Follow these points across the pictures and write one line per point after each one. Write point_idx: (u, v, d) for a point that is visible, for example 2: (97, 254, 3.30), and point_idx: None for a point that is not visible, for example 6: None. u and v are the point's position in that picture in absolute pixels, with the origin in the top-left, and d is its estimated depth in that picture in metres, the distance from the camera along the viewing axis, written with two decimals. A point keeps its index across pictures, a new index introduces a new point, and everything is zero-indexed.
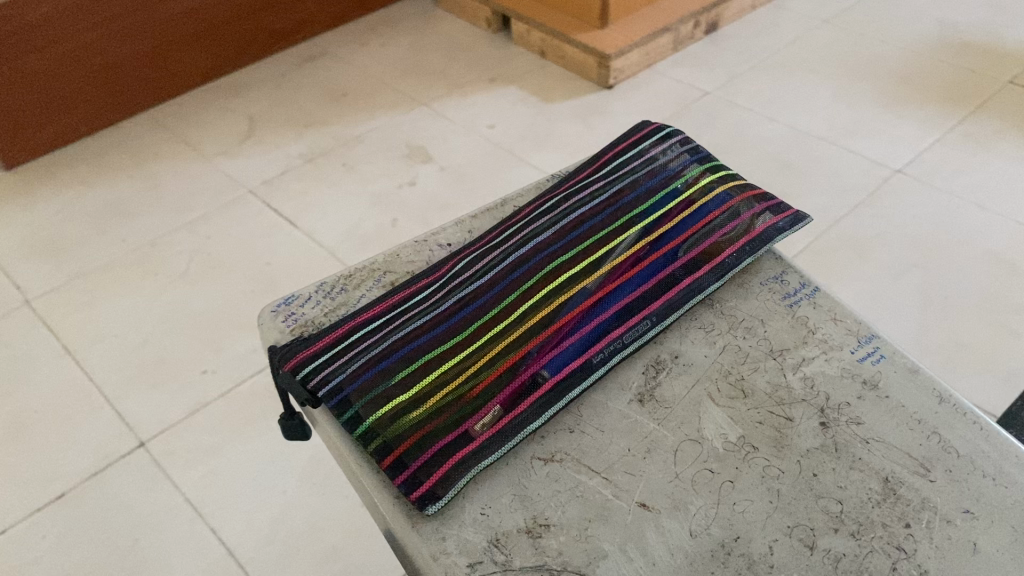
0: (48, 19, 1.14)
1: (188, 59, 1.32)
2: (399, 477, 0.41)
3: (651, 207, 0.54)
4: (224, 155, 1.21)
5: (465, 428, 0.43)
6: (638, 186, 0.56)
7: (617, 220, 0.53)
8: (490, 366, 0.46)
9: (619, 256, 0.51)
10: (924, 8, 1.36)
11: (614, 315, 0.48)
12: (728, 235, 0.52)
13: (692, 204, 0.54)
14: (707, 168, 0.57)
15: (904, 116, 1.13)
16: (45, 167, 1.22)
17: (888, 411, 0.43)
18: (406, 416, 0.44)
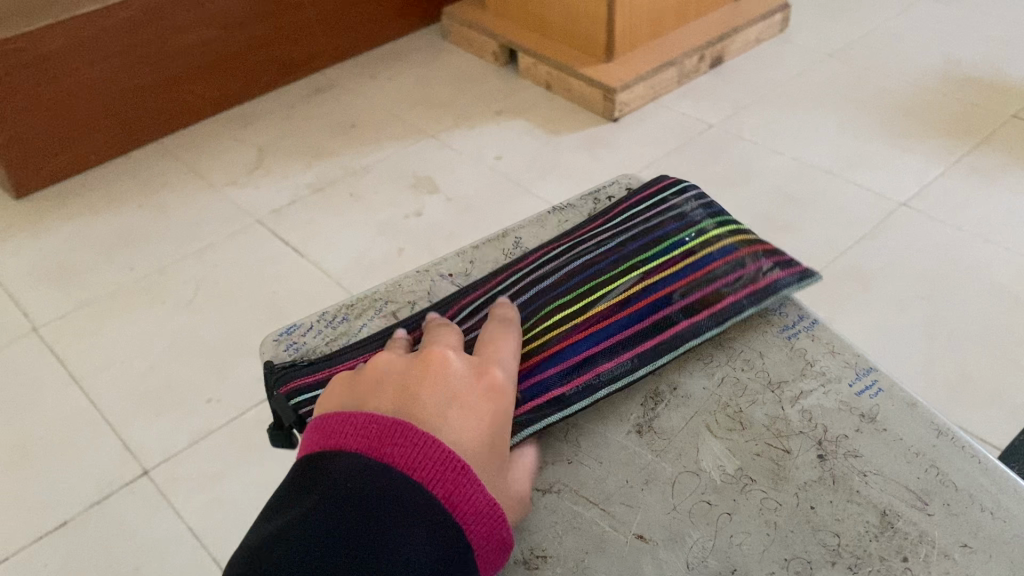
0: (60, 51, 1.15)
1: (200, 90, 1.34)
2: None
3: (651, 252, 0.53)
4: (233, 185, 1.22)
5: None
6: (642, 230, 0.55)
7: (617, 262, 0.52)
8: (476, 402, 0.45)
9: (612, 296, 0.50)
10: (928, 42, 1.37)
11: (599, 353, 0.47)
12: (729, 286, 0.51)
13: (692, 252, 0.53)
14: (719, 222, 0.55)
15: (909, 149, 1.14)
16: (56, 195, 1.23)
17: (886, 444, 0.43)
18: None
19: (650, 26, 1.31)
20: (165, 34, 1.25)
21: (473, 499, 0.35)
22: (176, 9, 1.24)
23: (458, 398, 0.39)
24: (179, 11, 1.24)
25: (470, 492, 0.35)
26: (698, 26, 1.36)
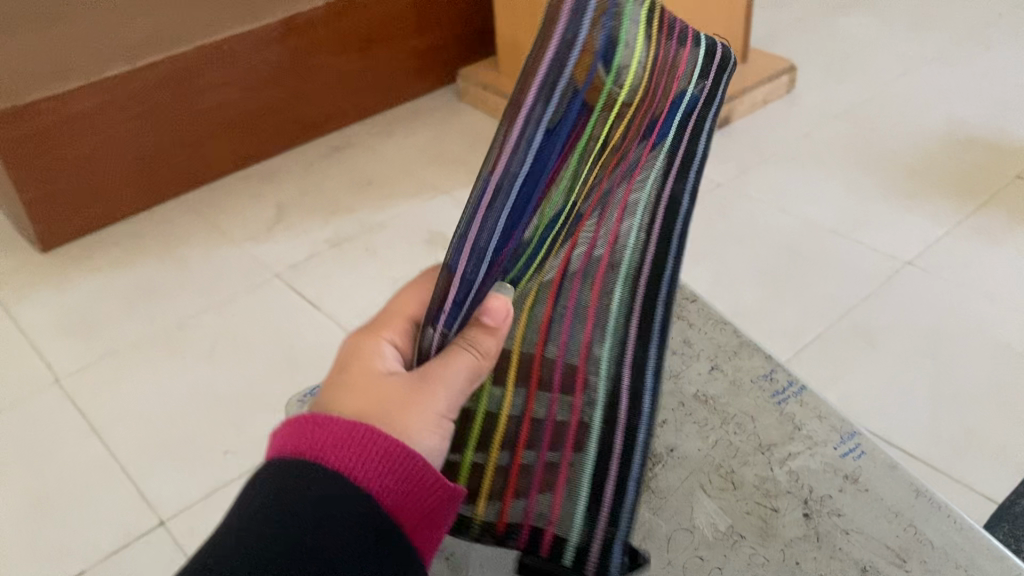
0: (89, 110, 1.20)
1: (222, 149, 1.38)
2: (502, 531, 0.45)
3: (647, 118, 0.42)
4: (253, 241, 1.25)
5: (529, 522, 0.45)
6: (678, 101, 0.44)
7: (670, 202, 0.47)
8: (500, 420, 0.45)
9: (623, 233, 0.46)
10: (933, 104, 1.40)
11: (565, 320, 0.45)
12: (567, 121, 0.36)
13: (623, 104, 0.39)
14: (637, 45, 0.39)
15: (914, 210, 1.16)
16: (80, 250, 1.27)
17: (866, 504, 0.50)
18: (473, 516, 0.45)
19: None
20: (190, 94, 1.29)
21: (317, 437, 0.37)
22: (202, 71, 1.29)
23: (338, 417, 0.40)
24: (204, 72, 1.29)
25: (314, 434, 0.37)
26: None
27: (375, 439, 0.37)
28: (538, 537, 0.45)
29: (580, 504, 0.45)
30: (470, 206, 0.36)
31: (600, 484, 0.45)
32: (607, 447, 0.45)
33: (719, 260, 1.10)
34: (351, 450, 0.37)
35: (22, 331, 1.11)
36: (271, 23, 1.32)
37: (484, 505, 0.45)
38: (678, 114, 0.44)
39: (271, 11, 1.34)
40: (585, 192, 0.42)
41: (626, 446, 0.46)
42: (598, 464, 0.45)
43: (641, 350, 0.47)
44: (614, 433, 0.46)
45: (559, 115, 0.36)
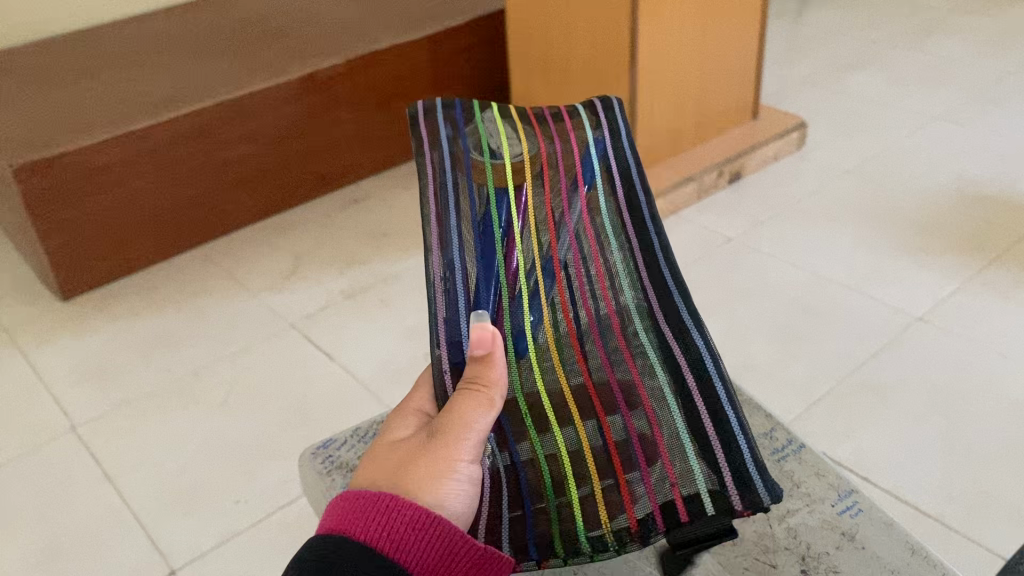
0: (113, 162, 1.23)
1: (242, 200, 1.40)
2: (632, 530, 0.53)
3: (557, 174, 0.66)
4: (269, 291, 1.27)
5: (657, 505, 0.53)
6: (590, 146, 0.67)
7: (630, 205, 0.66)
8: (582, 454, 0.57)
9: (605, 245, 0.65)
10: (942, 161, 1.41)
11: (595, 332, 0.63)
12: (473, 211, 0.64)
13: (524, 176, 0.66)
14: (525, 156, 0.66)
15: (924, 265, 1.16)
16: (99, 298, 1.29)
17: (862, 561, 0.54)
18: (605, 533, 0.54)
19: (670, 145, 1.41)
20: (212, 148, 1.32)
21: (349, 509, 0.43)
22: (224, 124, 1.32)
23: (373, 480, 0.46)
24: (227, 126, 1.32)
25: (346, 509, 0.43)
26: (718, 146, 1.44)
27: (397, 504, 0.43)
28: (674, 508, 0.53)
29: (692, 459, 0.53)
30: (432, 300, 0.61)
31: (698, 428, 0.54)
32: (687, 398, 0.56)
33: (729, 314, 1.11)
34: (374, 516, 0.42)
35: (39, 379, 1.13)
36: (291, 79, 1.35)
37: (608, 521, 0.54)
38: (593, 157, 0.67)
39: (293, 67, 1.38)
40: (539, 252, 0.64)
41: (698, 384, 0.56)
42: (688, 418, 0.55)
43: (666, 305, 0.61)
44: (687, 380, 0.57)
45: (464, 206, 0.64)
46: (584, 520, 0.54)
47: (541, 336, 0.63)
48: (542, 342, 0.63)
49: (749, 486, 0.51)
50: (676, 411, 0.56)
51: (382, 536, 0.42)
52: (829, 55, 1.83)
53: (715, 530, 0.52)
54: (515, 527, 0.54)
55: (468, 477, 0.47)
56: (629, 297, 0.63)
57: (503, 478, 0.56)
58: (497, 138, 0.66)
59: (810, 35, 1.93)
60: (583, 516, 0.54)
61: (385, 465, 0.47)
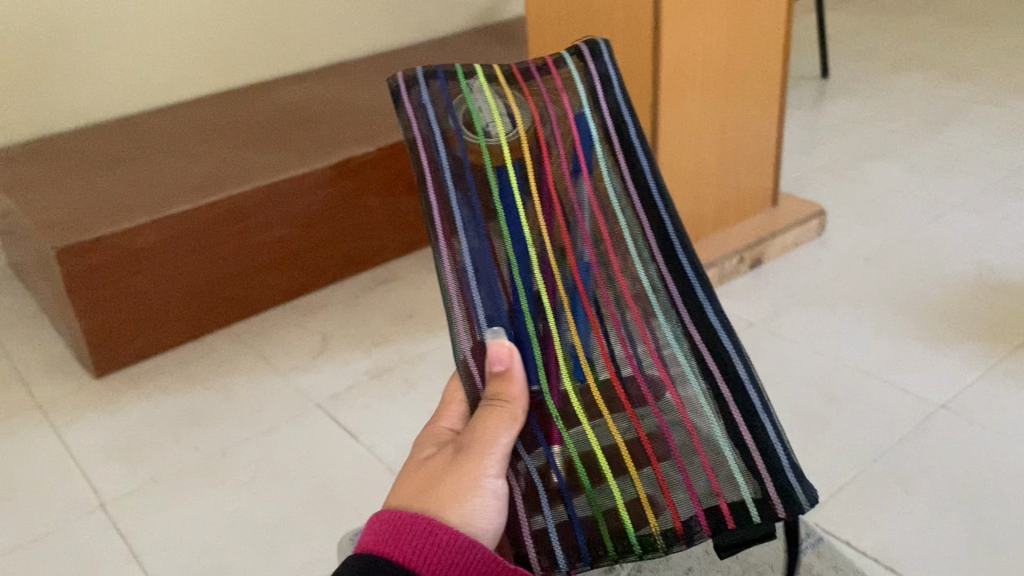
0: (152, 245, 1.28)
1: (273, 281, 1.44)
2: (678, 532, 0.60)
3: (559, 163, 0.73)
4: (297, 370, 1.30)
5: (700, 509, 0.61)
6: (583, 128, 0.73)
7: (633, 184, 0.73)
8: (616, 450, 0.64)
9: (611, 218, 0.72)
10: (962, 249, 1.43)
11: (615, 317, 0.69)
12: (477, 213, 0.70)
13: (524, 156, 0.72)
14: (519, 143, 0.72)
15: (947, 353, 1.17)
16: (132, 376, 1.32)
17: None
18: (652, 530, 0.61)
19: (693, 231, 1.44)
20: (246, 230, 1.36)
21: (387, 526, 0.51)
22: (259, 208, 1.36)
23: (411, 494, 0.55)
24: (262, 210, 1.36)
25: (380, 531, 0.51)
26: (739, 232, 1.47)
27: (432, 524, 0.52)
28: (719, 513, 0.60)
29: (736, 468, 0.61)
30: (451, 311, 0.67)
31: (735, 432, 0.62)
32: (720, 393, 0.64)
33: None
34: (411, 534, 0.51)
35: (71, 456, 1.15)
36: (326, 166, 1.40)
37: (653, 516, 0.61)
38: (588, 140, 0.73)
39: (327, 154, 1.43)
40: (553, 256, 0.71)
41: (730, 383, 0.64)
42: (723, 417, 0.63)
43: (683, 288, 0.69)
44: (717, 380, 0.64)
45: (466, 212, 0.70)
46: (627, 510, 0.62)
47: (566, 332, 0.69)
48: (564, 340, 0.69)
49: (791, 494, 0.59)
50: (708, 405, 0.64)
51: (418, 553, 0.50)
52: (846, 144, 1.87)
53: (759, 535, 0.60)
54: (563, 526, 0.62)
55: (496, 491, 0.57)
56: (647, 282, 0.70)
57: (539, 478, 0.63)
58: (490, 117, 0.71)
59: (827, 125, 1.97)
60: (627, 509, 0.62)
61: (424, 477, 0.56)
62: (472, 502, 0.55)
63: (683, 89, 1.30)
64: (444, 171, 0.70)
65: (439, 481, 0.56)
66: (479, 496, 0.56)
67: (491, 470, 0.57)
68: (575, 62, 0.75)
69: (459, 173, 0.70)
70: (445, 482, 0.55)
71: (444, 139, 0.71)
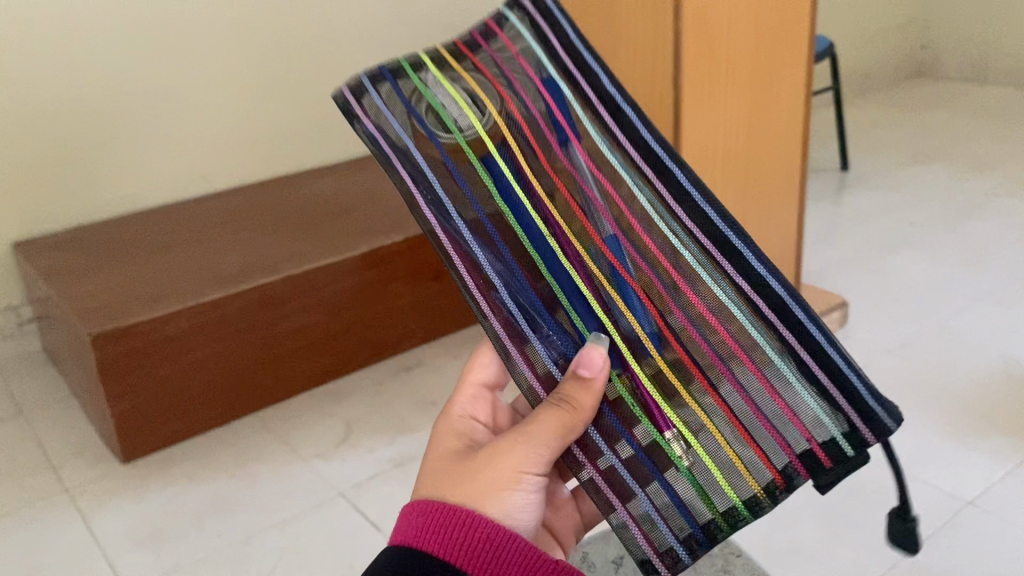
0: (183, 332, 1.30)
1: (299, 368, 1.46)
2: (785, 488, 0.57)
3: (547, 123, 0.65)
4: (321, 458, 1.30)
5: (793, 455, 0.57)
6: (551, 76, 0.65)
7: (621, 114, 0.64)
8: (687, 409, 0.60)
9: (615, 164, 0.64)
10: (986, 343, 1.42)
11: (655, 276, 0.62)
12: (484, 219, 0.63)
13: (503, 132, 0.64)
14: (499, 122, 0.65)
15: (974, 449, 1.16)
16: (159, 462, 1.33)
17: None
18: (756, 491, 0.57)
19: None
20: (276, 319, 1.39)
21: (429, 522, 0.56)
22: (288, 297, 1.39)
23: (443, 484, 0.60)
24: (292, 299, 1.39)
25: (415, 523, 0.57)
26: None
27: (466, 520, 0.56)
28: (817, 456, 0.56)
29: (818, 406, 0.56)
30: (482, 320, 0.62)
31: (809, 371, 0.57)
32: (778, 335, 0.58)
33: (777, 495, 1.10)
34: (452, 531, 0.55)
35: (95, 543, 1.15)
36: (355, 255, 1.43)
37: (745, 472, 0.58)
38: (561, 85, 0.65)
39: (356, 244, 1.46)
40: (577, 236, 0.63)
41: (788, 326, 0.58)
42: (790, 360, 0.58)
43: (702, 221, 0.60)
44: (771, 319, 0.58)
45: (474, 219, 0.63)
46: (714, 464, 0.58)
47: (611, 312, 0.62)
48: (604, 321, 0.62)
49: (873, 416, 0.55)
50: (769, 348, 0.58)
51: (461, 549, 0.55)
52: (867, 236, 1.88)
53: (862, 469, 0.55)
54: (651, 489, 0.59)
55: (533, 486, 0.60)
56: (670, 232, 0.62)
57: (605, 447, 0.60)
58: (460, 109, 0.64)
59: (848, 217, 1.99)
60: (710, 455, 0.59)
61: (462, 468, 0.61)
62: (502, 500, 0.59)
63: (701, 176, 1.34)
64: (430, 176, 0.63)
65: (474, 475, 0.60)
66: (510, 492, 0.59)
67: (528, 469, 0.60)
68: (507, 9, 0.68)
69: (452, 178, 0.64)
70: (477, 477, 0.60)
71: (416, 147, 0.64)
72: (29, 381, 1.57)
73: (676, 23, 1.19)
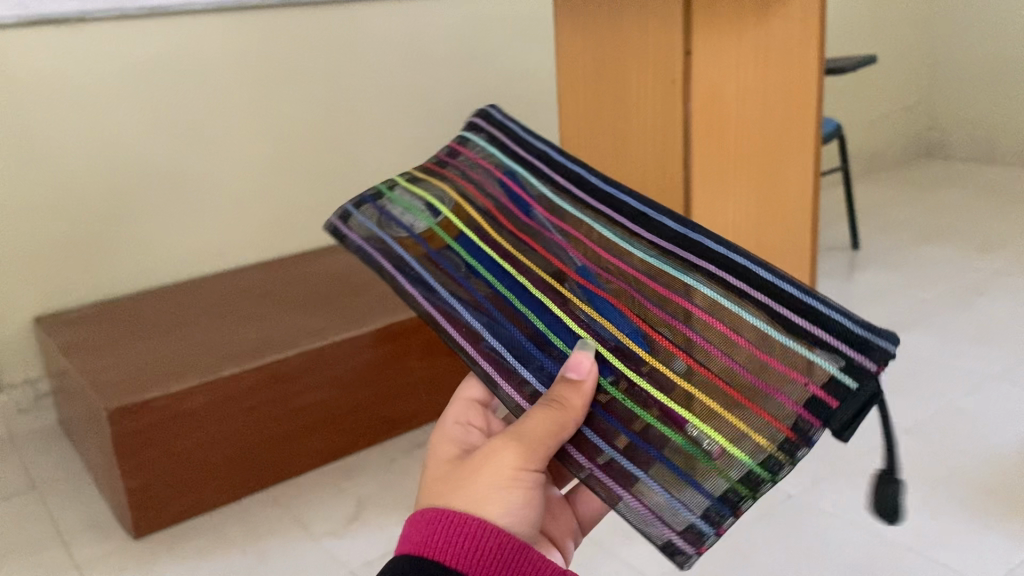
0: (200, 407, 1.31)
1: (313, 443, 1.46)
2: (798, 437, 0.60)
3: (510, 210, 0.82)
4: (332, 535, 1.30)
5: (799, 407, 0.61)
6: (506, 177, 0.85)
7: (572, 187, 0.81)
8: (689, 392, 0.64)
9: (573, 220, 0.79)
10: (1003, 423, 1.41)
11: (628, 288, 0.72)
12: (463, 280, 0.77)
13: (468, 217, 0.82)
14: (467, 215, 0.82)
15: (993, 531, 1.14)
16: (170, 538, 1.33)
17: None
18: (769, 449, 0.60)
19: None
20: (290, 394, 1.40)
21: (437, 530, 0.58)
22: (303, 372, 1.40)
23: (445, 492, 0.62)
24: (306, 374, 1.40)
25: (423, 530, 0.58)
26: None
27: (472, 527, 0.58)
28: (819, 400, 0.60)
29: (804, 353, 0.62)
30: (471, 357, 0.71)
31: (786, 322, 0.63)
32: (747, 304, 0.66)
33: None
34: (463, 540, 0.57)
35: None
36: (369, 330, 1.45)
37: (754, 435, 0.61)
38: (515, 180, 0.85)
39: (370, 320, 1.48)
40: (552, 275, 0.75)
41: (750, 289, 0.66)
42: (762, 319, 0.65)
43: (657, 232, 0.73)
44: (735, 291, 0.67)
45: (455, 282, 0.77)
46: (726, 437, 0.62)
47: (594, 327, 0.70)
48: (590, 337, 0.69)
49: (867, 344, 0.59)
50: (745, 316, 0.66)
51: (467, 554, 0.57)
52: (879, 315, 1.88)
53: (865, 396, 0.58)
54: (666, 483, 0.62)
55: (530, 486, 0.63)
56: (635, 250, 0.74)
57: (619, 457, 0.64)
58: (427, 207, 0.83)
59: (860, 296, 2.00)
60: (713, 423, 0.63)
61: (464, 473, 0.63)
62: (502, 502, 0.62)
63: None
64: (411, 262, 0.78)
65: (476, 478, 0.62)
66: (510, 492, 0.62)
67: (527, 471, 0.63)
68: (471, 141, 0.90)
69: (426, 257, 0.79)
70: (480, 481, 0.62)
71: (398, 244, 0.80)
72: (42, 456, 1.58)
73: (687, 107, 1.23)
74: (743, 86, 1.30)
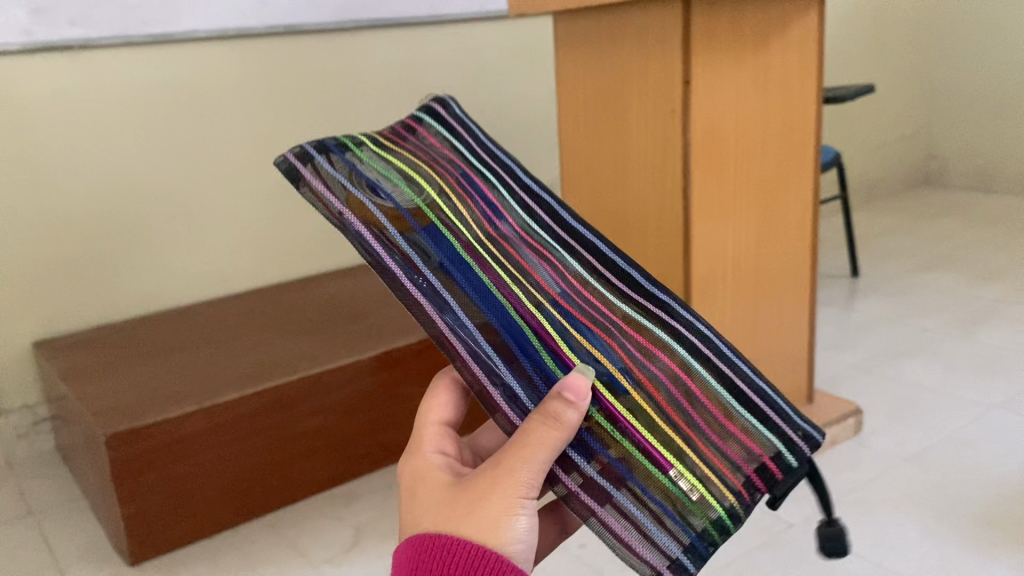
0: (198, 433, 1.31)
1: (310, 469, 1.45)
2: (751, 496, 0.64)
3: (483, 201, 0.75)
4: (330, 563, 1.29)
5: (751, 467, 0.65)
6: (472, 164, 0.77)
7: (541, 201, 0.78)
8: (661, 429, 0.65)
9: (545, 236, 0.75)
10: (1005, 452, 1.41)
11: (602, 317, 0.70)
12: (448, 269, 0.67)
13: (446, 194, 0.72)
14: (444, 190, 0.72)
15: (996, 561, 1.14)
16: (167, 565, 1.32)
17: None
18: (730, 499, 0.63)
19: None
20: (290, 420, 1.39)
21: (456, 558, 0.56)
22: (303, 398, 1.39)
23: (446, 528, 0.58)
24: (305, 400, 1.40)
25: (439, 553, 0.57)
26: None
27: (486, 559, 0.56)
28: (767, 468, 0.65)
29: (755, 424, 0.67)
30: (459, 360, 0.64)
31: (739, 393, 0.68)
32: (709, 365, 0.69)
33: None
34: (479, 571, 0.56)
35: None
36: (368, 357, 1.45)
37: (718, 484, 0.63)
38: (482, 172, 0.77)
39: (370, 346, 1.48)
40: (532, 287, 0.70)
41: (712, 354, 0.70)
42: (721, 382, 0.68)
43: (630, 276, 0.73)
44: (703, 351, 0.69)
45: (439, 269, 0.67)
46: (695, 478, 0.63)
47: (580, 350, 0.67)
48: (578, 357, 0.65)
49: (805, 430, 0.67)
50: (707, 375, 0.68)
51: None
52: (880, 343, 1.88)
53: (801, 473, 0.65)
54: (647, 507, 0.62)
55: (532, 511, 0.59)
56: (607, 285, 0.73)
57: (600, 477, 0.62)
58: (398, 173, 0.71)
59: (860, 324, 2.00)
60: (682, 464, 0.64)
61: (463, 506, 0.59)
62: (509, 532, 0.58)
63: (716, 286, 1.36)
64: (397, 240, 0.67)
65: (477, 511, 0.58)
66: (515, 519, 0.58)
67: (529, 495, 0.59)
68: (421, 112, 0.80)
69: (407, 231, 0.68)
70: (481, 513, 0.58)
71: (381, 213, 0.67)
72: (39, 482, 1.57)
73: (687, 135, 1.24)
74: (742, 114, 1.30)
